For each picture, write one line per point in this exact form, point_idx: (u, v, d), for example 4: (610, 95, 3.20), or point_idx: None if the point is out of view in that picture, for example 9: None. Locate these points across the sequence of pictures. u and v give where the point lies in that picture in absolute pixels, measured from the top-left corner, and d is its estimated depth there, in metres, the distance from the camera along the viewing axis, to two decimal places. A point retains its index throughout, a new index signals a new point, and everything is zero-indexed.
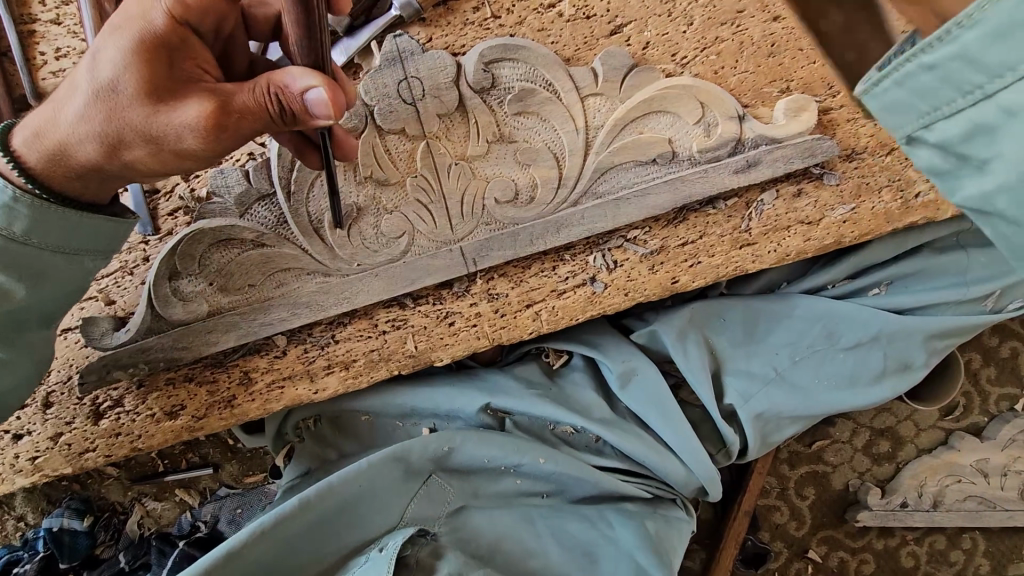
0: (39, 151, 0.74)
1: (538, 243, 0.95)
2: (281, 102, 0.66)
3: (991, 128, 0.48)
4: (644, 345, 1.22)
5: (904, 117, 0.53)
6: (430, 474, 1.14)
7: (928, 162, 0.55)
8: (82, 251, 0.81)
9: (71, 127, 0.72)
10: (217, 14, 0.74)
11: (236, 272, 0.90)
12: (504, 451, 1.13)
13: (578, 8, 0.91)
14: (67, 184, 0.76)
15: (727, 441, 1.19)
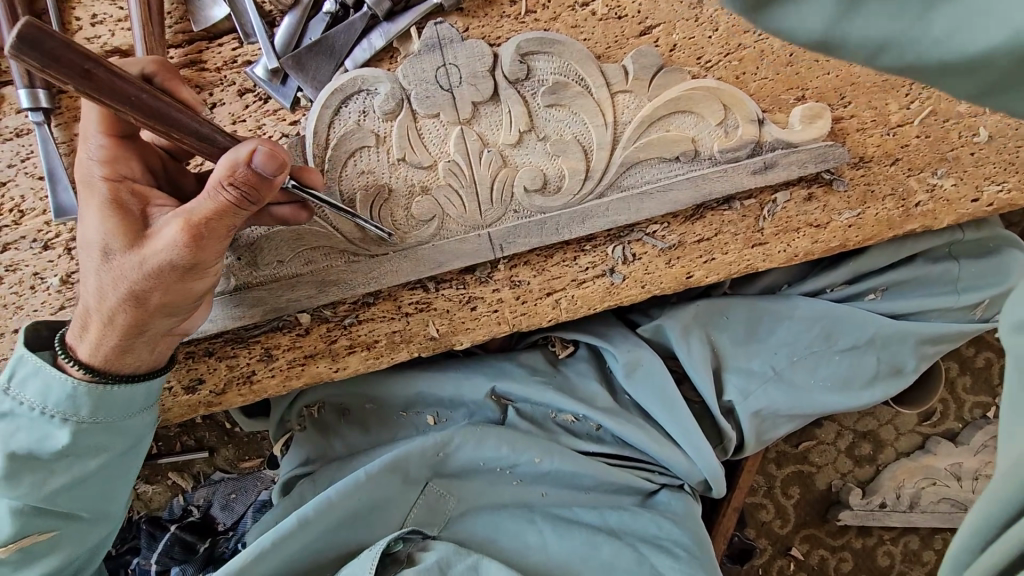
0: (81, 344, 0.81)
1: (563, 232, 0.97)
2: (235, 186, 0.69)
3: None
4: (650, 338, 1.25)
5: None
6: (427, 481, 1.15)
7: None
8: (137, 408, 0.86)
9: (95, 306, 0.78)
10: (138, 157, 0.82)
11: (265, 247, 0.90)
12: (503, 450, 1.14)
13: (610, 8, 0.94)
14: (115, 363, 0.81)
15: (724, 435, 1.24)
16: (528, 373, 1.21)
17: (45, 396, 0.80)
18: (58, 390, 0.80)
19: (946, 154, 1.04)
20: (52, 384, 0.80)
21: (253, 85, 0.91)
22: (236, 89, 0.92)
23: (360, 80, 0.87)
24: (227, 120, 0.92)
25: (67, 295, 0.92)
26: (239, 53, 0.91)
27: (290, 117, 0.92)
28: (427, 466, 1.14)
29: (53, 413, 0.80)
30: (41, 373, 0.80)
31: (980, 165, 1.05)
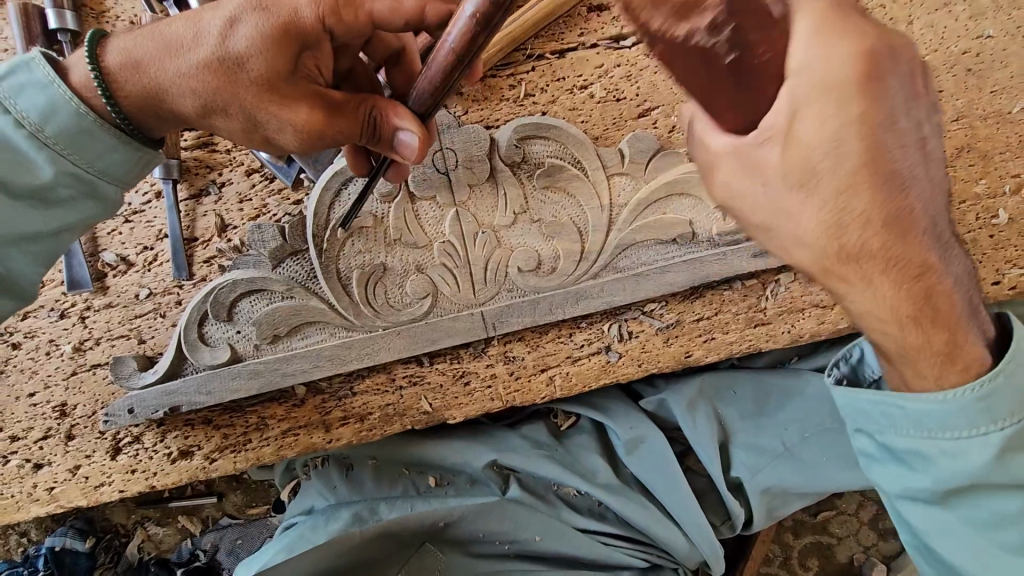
0: (115, 54, 0.68)
1: (557, 312, 0.97)
2: (372, 116, 0.70)
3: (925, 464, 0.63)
4: (653, 412, 1.23)
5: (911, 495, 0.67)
6: (422, 543, 1.15)
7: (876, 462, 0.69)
8: (108, 176, 0.72)
9: (213, 42, 0.67)
10: (213, 111, 0.69)
11: (264, 322, 0.93)
12: (501, 526, 1.14)
13: (608, 92, 0.96)
14: (124, 72, 0.68)
15: (731, 514, 1.18)
16: (531, 446, 1.19)
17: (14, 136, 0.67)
18: (38, 103, 0.67)
19: (963, 236, 1.00)
20: (31, 156, 0.68)
21: (260, 165, 0.95)
22: (242, 170, 0.95)
23: None
24: (234, 199, 0.96)
25: (80, 361, 0.96)
26: None
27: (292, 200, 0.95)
28: (418, 528, 1.14)
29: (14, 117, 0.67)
30: (49, 89, 0.67)
31: (1000, 247, 1.00)
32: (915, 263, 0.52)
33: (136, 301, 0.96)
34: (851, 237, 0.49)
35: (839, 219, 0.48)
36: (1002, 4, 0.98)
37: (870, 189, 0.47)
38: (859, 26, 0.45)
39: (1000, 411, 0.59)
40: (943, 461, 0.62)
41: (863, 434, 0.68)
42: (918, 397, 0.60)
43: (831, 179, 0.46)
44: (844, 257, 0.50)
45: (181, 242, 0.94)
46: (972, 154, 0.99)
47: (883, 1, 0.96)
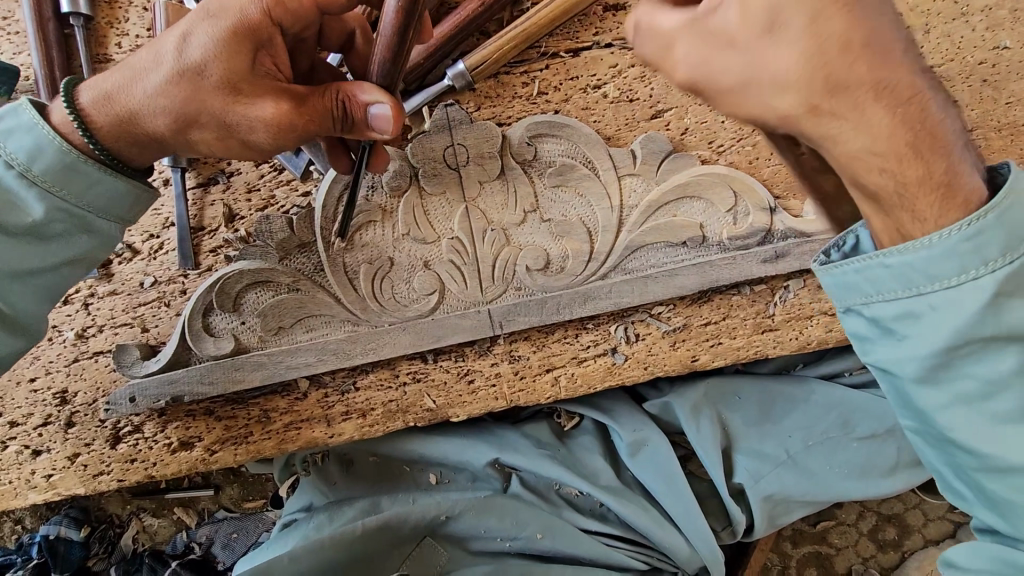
0: (89, 90, 0.71)
1: (564, 312, 0.96)
2: (341, 101, 0.68)
3: (915, 315, 0.54)
4: (657, 415, 1.22)
5: (898, 368, 0.57)
6: (422, 536, 1.13)
7: (857, 329, 0.59)
8: (104, 211, 0.74)
9: (171, 57, 0.68)
10: (185, 122, 0.69)
11: (270, 313, 0.92)
12: (501, 521, 1.12)
13: (622, 92, 0.95)
14: (100, 103, 0.70)
15: (733, 520, 1.17)
16: (533, 445, 1.18)
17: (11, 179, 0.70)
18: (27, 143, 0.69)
19: None
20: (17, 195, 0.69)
21: (268, 156, 0.94)
22: (249, 162, 0.94)
23: None
24: (242, 189, 0.94)
25: (83, 348, 0.96)
26: None
27: (301, 192, 0.94)
28: (421, 520, 1.11)
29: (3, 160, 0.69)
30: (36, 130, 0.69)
31: None
32: (909, 89, 0.48)
33: (140, 289, 0.95)
34: (834, 64, 0.45)
35: (822, 47, 0.44)
36: (1022, 15, 0.97)
37: (842, 14, 0.44)
38: None
39: (994, 249, 0.50)
40: (932, 318, 0.53)
41: (851, 311, 0.59)
42: (899, 248, 0.52)
43: (794, 22, 0.44)
44: (833, 86, 0.45)
45: (189, 231, 0.93)
46: (985, 165, 0.98)
47: (902, 8, 0.95)
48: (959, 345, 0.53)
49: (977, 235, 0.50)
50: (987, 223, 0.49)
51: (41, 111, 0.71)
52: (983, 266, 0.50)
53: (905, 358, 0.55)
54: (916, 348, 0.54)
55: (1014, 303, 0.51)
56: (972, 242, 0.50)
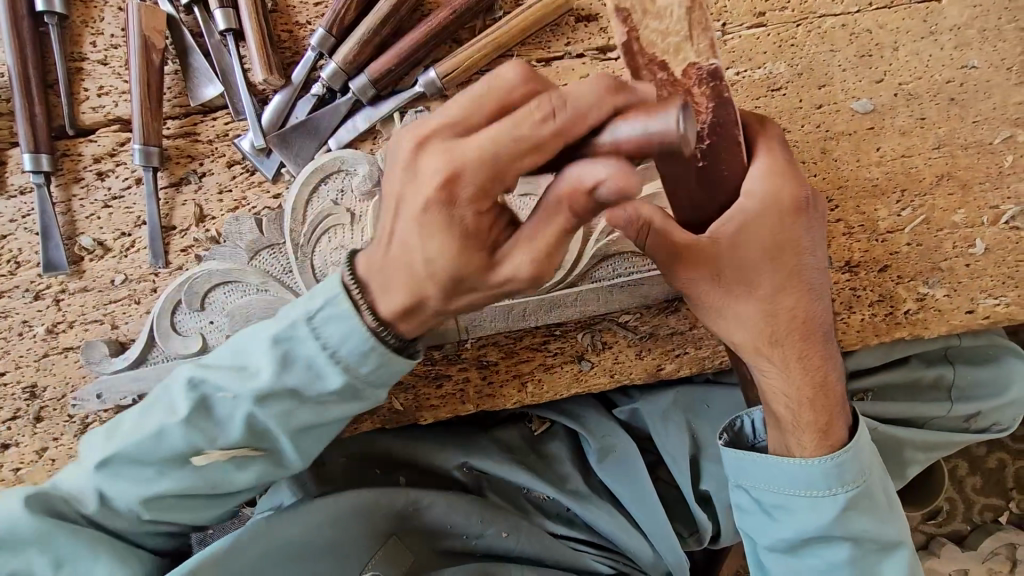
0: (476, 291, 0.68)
1: (531, 319, 0.97)
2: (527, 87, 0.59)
3: (784, 506, 0.84)
4: (626, 421, 1.24)
5: (769, 534, 0.86)
6: (390, 534, 1.06)
7: (740, 503, 0.89)
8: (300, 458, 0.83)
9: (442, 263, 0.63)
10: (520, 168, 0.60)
11: (237, 314, 0.93)
12: (469, 519, 1.11)
13: None
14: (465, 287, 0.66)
15: (699, 526, 1.18)
16: (503, 451, 1.19)
17: (347, 356, 0.74)
18: (357, 343, 0.73)
19: (939, 263, 1.00)
20: (388, 373, 0.76)
21: (241, 157, 0.95)
22: (221, 162, 0.95)
23: (340, 160, 0.91)
24: (214, 189, 0.95)
25: (53, 343, 0.97)
26: (231, 127, 0.95)
27: (271, 194, 0.95)
28: (390, 515, 1.06)
29: (336, 361, 0.74)
30: (348, 321, 0.73)
31: (975, 276, 1.01)
32: (814, 360, 0.81)
33: (111, 286, 0.96)
34: (783, 315, 0.77)
35: (772, 317, 0.77)
36: (988, 35, 0.98)
37: (789, 295, 0.77)
38: (793, 178, 0.74)
39: (846, 477, 0.82)
40: (800, 514, 0.83)
41: (743, 489, 0.88)
42: (783, 458, 0.83)
43: (760, 280, 0.75)
44: (767, 340, 0.78)
45: (159, 230, 0.94)
46: (951, 182, 1.00)
47: (871, 26, 0.97)
48: (811, 538, 0.83)
49: (833, 473, 0.81)
50: (843, 458, 0.82)
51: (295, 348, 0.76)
52: (838, 488, 0.82)
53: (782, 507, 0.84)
54: (790, 528, 0.84)
55: (857, 517, 0.82)
56: (836, 466, 0.81)
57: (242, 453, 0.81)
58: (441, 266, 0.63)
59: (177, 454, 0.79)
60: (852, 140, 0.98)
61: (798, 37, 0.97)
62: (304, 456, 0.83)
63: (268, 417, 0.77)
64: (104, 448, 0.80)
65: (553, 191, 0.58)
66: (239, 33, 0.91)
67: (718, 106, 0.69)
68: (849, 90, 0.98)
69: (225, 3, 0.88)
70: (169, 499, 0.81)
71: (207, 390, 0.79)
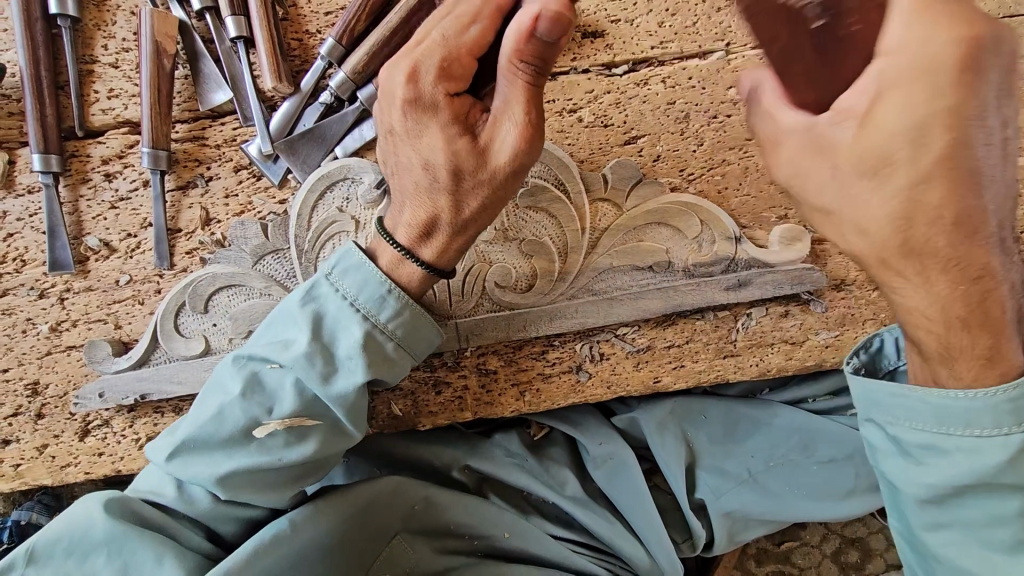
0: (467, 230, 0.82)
1: (530, 329, 0.99)
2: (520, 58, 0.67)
3: (930, 448, 0.68)
4: (624, 429, 1.24)
5: (914, 481, 0.70)
6: (394, 534, 1.07)
7: (878, 444, 0.74)
8: (350, 419, 0.82)
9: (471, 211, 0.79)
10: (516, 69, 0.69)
11: (240, 317, 0.94)
12: (469, 520, 1.12)
13: (596, 117, 0.98)
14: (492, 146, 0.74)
15: (693, 534, 1.20)
16: (503, 454, 1.19)
17: (377, 308, 0.81)
18: (372, 289, 0.81)
19: None
20: (420, 322, 0.84)
21: (248, 162, 0.96)
22: (228, 167, 0.96)
23: (346, 168, 0.92)
24: (220, 193, 0.96)
25: (56, 341, 0.97)
26: (239, 132, 0.96)
27: (277, 199, 0.96)
28: (395, 515, 1.06)
29: (361, 310, 0.81)
30: (364, 268, 0.82)
31: None
32: (974, 301, 0.59)
33: (116, 286, 0.97)
34: (915, 234, 0.55)
35: (902, 230, 0.55)
36: None
37: (940, 199, 0.53)
38: (965, 18, 0.48)
39: (1020, 418, 0.63)
40: (955, 457, 0.66)
41: (877, 423, 0.74)
42: (927, 391, 0.67)
43: (895, 180, 0.53)
44: (902, 248, 0.56)
45: (165, 232, 0.95)
46: None
47: None
48: (971, 484, 0.66)
49: (1003, 412, 0.63)
50: (1018, 396, 0.62)
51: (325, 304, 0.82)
52: (1006, 428, 0.63)
53: (929, 453, 0.69)
54: (937, 473, 0.68)
55: None
56: (1004, 407, 0.63)
57: (298, 423, 0.81)
58: (437, 160, 0.75)
59: (239, 431, 0.80)
60: None
61: None
62: (357, 421, 0.84)
63: (316, 378, 0.80)
64: (168, 442, 0.82)
65: (504, 51, 0.66)
66: (250, 41, 0.92)
67: (835, 14, 0.51)
68: None
69: (236, 10, 0.89)
70: (248, 475, 0.81)
71: (252, 361, 0.83)
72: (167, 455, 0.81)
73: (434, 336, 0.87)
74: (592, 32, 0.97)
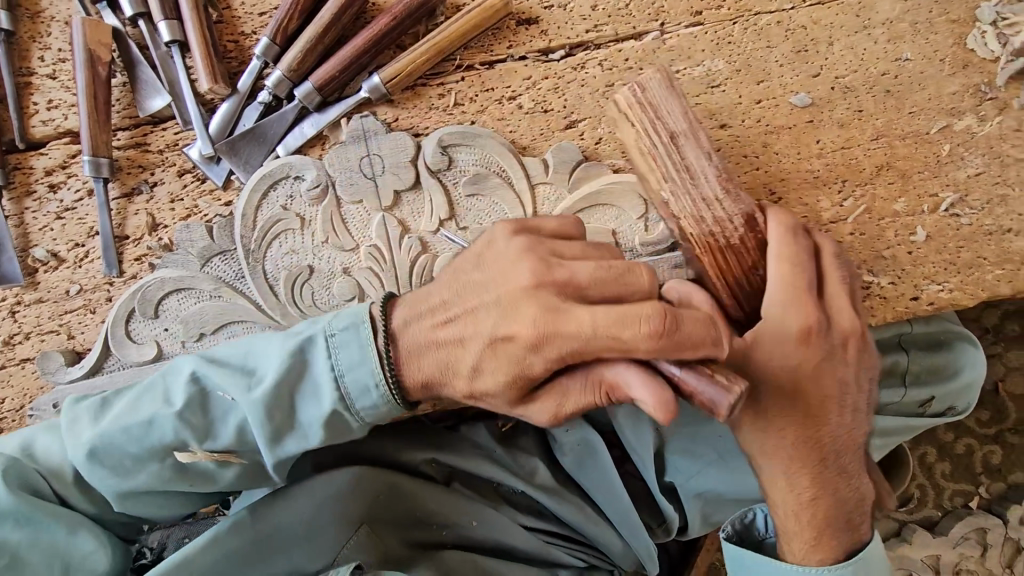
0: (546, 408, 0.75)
1: None
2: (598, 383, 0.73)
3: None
4: (590, 415, 1.25)
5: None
6: (360, 524, 1.06)
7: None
8: (274, 472, 0.84)
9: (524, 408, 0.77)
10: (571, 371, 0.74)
11: (191, 320, 0.94)
12: (441, 507, 1.12)
13: (536, 103, 0.98)
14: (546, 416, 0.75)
15: (666, 517, 1.21)
16: (471, 446, 1.19)
17: (358, 395, 0.79)
18: (364, 377, 0.78)
19: (882, 251, 1.02)
20: (393, 417, 0.82)
21: (191, 166, 0.96)
22: (171, 171, 0.96)
23: (288, 167, 0.93)
24: (166, 199, 0.97)
25: (10, 354, 0.98)
26: (180, 136, 0.96)
27: (222, 201, 0.96)
28: (362, 508, 1.06)
29: (343, 391, 0.79)
30: (365, 356, 0.79)
31: (918, 264, 1.03)
32: (823, 476, 0.91)
33: (66, 297, 0.97)
34: (778, 438, 0.89)
35: (771, 434, 0.89)
36: (920, 28, 1.01)
37: (786, 413, 0.88)
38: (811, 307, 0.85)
39: None
40: None
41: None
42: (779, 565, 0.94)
43: (763, 397, 0.88)
44: (770, 447, 0.90)
45: (112, 239, 0.95)
46: (890, 172, 1.02)
47: (806, 21, 1.00)
48: None
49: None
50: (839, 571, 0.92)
51: (300, 363, 0.80)
52: None
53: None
54: None
55: None
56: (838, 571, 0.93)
57: (224, 458, 0.82)
58: (504, 387, 0.75)
59: (162, 448, 0.80)
60: (792, 133, 1.01)
61: (735, 35, 1.00)
62: (280, 474, 0.84)
63: (265, 436, 0.79)
64: (89, 430, 0.81)
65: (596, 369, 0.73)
66: (183, 44, 0.92)
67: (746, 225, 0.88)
68: (786, 85, 1.00)
69: (168, 14, 0.90)
70: (158, 487, 0.82)
71: (201, 392, 0.81)
72: (83, 447, 0.79)
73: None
74: (526, 19, 0.98)
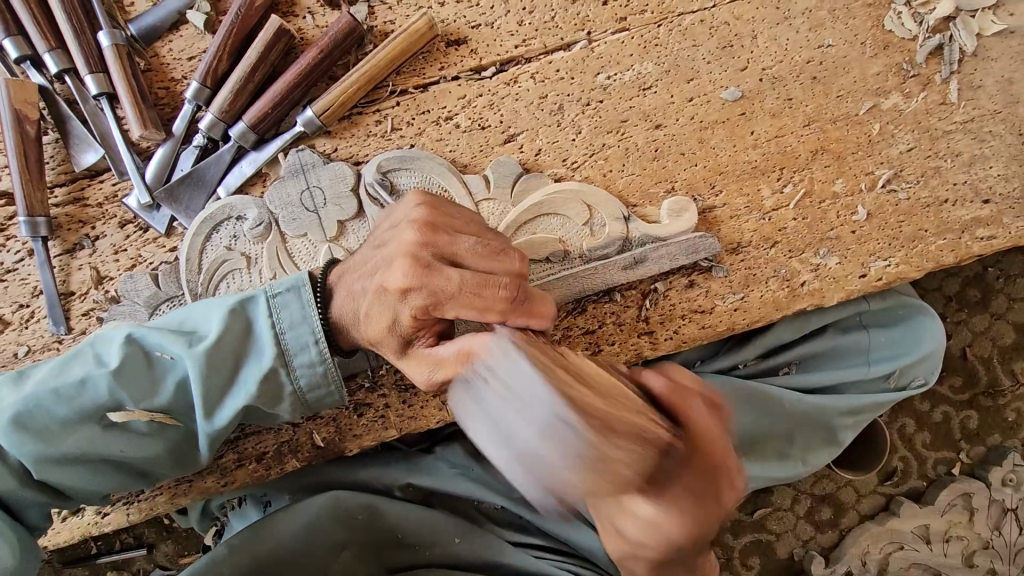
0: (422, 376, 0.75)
1: None
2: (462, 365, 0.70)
3: None
4: None
5: None
6: (341, 548, 1.06)
7: None
8: (207, 443, 0.84)
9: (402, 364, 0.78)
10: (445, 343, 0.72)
11: None
12: (418, 528, 1.10)
13: (473, 121, 0.99)
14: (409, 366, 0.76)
15: None
16: (445, 467, 1.18)
17: (297, 352, 0.82)
18: (302, 333, 0.82)
19: (827, 233, 1.04)
20: (328, 386, 0.85)
21: (132, 216, 0.96)
22: (113, 223, 0.96)
23: (229, 208, 0.93)
24: (109, 251, 0.96)
25: None
26: (119, 187, 0.96)
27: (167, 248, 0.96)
28: (341, 532, 1.06)
29: (283, 346, 0.82)
30: (306, 313, 0.82)
31: (863, 242, 1.05)
32: None
33: (14, 359, 0.95)
34: None
35: None
36: (839, 14, 1.04)
37: None
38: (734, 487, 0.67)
39: None
40: None
41: None
42: None
43: None
44: None
45: (57, 297, 0.94)
46: (825, 156, 1.04)
47: (728, 18, 1.02)
48: None
49: None
50: None
51: (239, 320, 0.83)
52: None
53: None
54: None
55: None
56: None
57: (160, 419, 0.82)
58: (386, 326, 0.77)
59: (95, 409, 0.79)
60: (726, 127, 1.03)
61: (661, 37, 1.02)
62: (209, 449, 0.85)
63: (200, 390, 0.80)
64: (17, 391, 0.78)
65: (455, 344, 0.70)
66: (113, 95, 0.92)
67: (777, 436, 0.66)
68: (716, 81, 1.02)
69: (94, 68, 0.90)
70: (83, 456, 0.80)
71: (140, 350, 0.81)
72: (8, 411, 0.76)
73: (334, 403, 0.87)
74: (455, 40, 0.99)
